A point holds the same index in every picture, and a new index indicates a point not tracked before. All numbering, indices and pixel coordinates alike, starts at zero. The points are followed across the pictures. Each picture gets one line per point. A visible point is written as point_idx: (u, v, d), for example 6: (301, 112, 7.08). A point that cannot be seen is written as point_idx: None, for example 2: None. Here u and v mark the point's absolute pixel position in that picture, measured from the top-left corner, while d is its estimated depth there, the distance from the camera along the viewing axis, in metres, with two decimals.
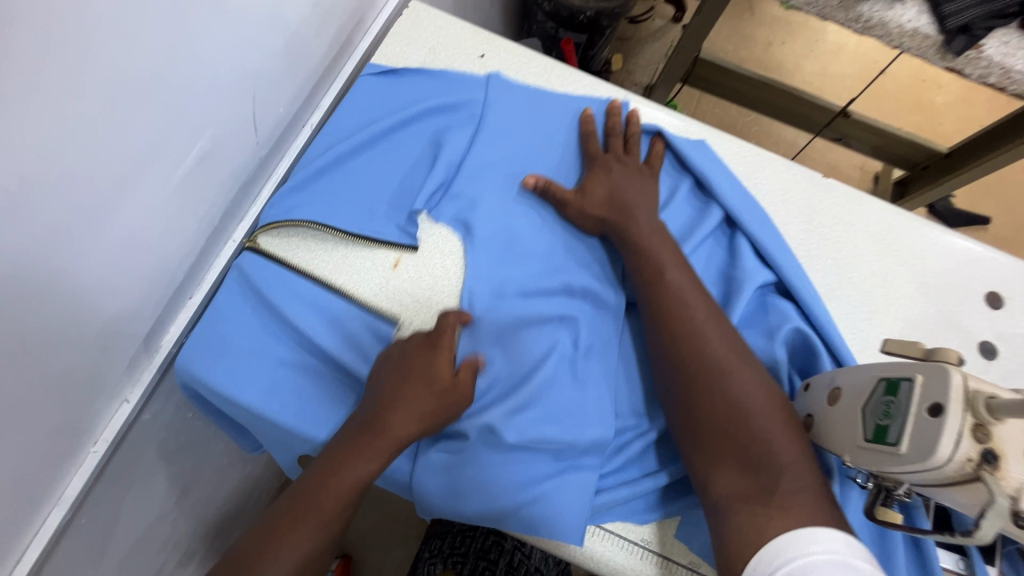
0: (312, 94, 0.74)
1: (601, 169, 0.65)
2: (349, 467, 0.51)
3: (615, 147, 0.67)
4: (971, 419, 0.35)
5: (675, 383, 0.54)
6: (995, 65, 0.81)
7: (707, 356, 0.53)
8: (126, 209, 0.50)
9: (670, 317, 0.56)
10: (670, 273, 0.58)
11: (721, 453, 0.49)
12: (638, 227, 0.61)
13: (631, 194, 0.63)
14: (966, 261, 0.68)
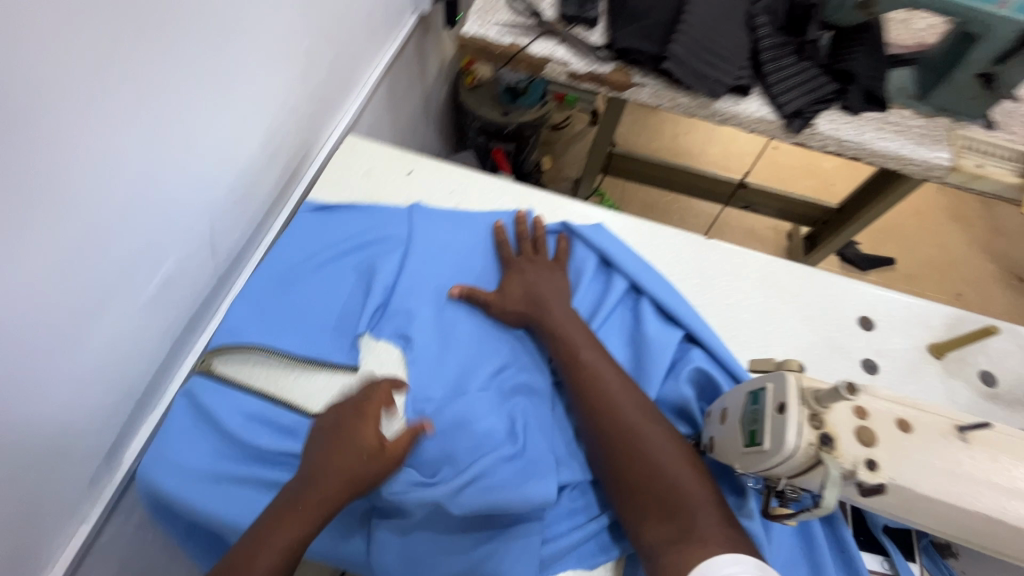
0: (265, 218, 0.85)
1: (516, 271, 0.76)
2: (271, 542, 0.53)
3: (525, 250, 0.78)
4: (807, 411, 0.44)
5: (602, 450, 0.60)
6: (830, 139, 0.99)
7: (625, 422, 0.60)
8: (93, 335, 0.57)
9: (589, 391, 0.63)
10: (583, 353, 0.66)
11: (645, 508, 0.55)
12: (554, 316, 0.70)
13: (543, 289, 0.73)
14: (837, 292, 0.80)
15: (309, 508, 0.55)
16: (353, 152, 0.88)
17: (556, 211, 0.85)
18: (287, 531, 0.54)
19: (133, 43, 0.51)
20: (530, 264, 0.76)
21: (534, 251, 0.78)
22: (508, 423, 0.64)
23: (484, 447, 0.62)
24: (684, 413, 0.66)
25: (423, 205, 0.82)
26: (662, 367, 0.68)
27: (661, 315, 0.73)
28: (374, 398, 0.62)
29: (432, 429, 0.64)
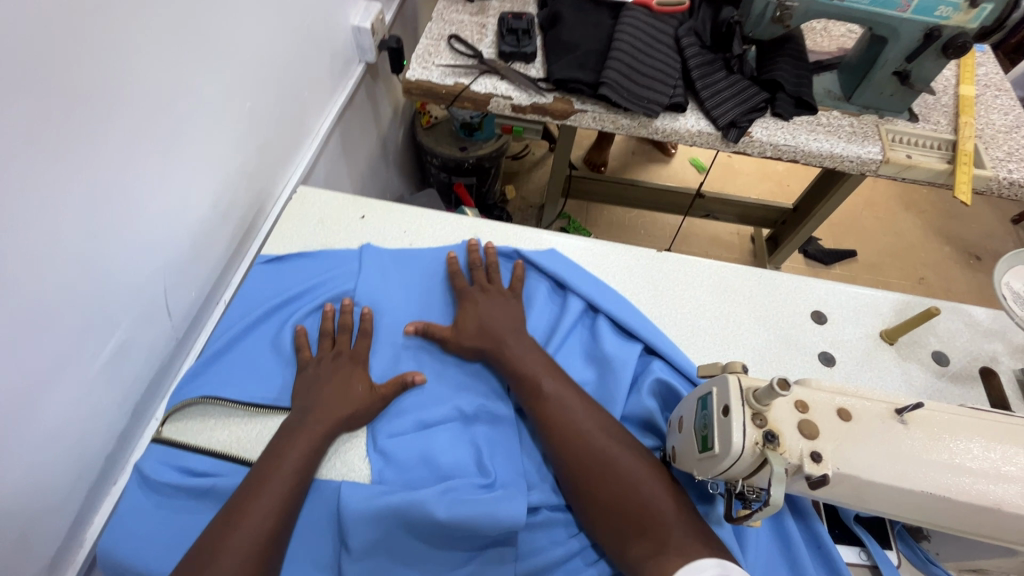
0: (224, 275, 0.86)
1: (470, 303, 0.76)
2: (286, 459, 0.60)
3: (478, 279, 0.79)
4: (750, 411, 0.45)
5: (575, 478, 0.59)
6: (766, 144, 1.03)
7: (594, 446, 0.59)
8: (45, 411, 0.56)
9: (555, 422, 0.62)
10: (545, 384, 0.65)
11: (623, 528, 0.54)
12: (512, 349, 0.70)
13: (498, 323, 0.73)
14: (789, 291, 0.83)
15: (261, 506, 0.56)
16: (306, 201, 0.89)
17: (509, 241, 0.87)
18: (254, 512, 0.55)
19: (67, 121, 0.52)
20: (481, 294, 0.77)
21: (487, 281, 0.79)
22: (475, 452, 0.65)
23: (452, 477, 0.63)
24: (651, 426, 0.67)
25: (373, 244, 0.84)
26: (624, 382, 0.69)
27: (620, 331, 0.74)
28: (323, 388, 0.67)
29: (404, 464, 0.64)
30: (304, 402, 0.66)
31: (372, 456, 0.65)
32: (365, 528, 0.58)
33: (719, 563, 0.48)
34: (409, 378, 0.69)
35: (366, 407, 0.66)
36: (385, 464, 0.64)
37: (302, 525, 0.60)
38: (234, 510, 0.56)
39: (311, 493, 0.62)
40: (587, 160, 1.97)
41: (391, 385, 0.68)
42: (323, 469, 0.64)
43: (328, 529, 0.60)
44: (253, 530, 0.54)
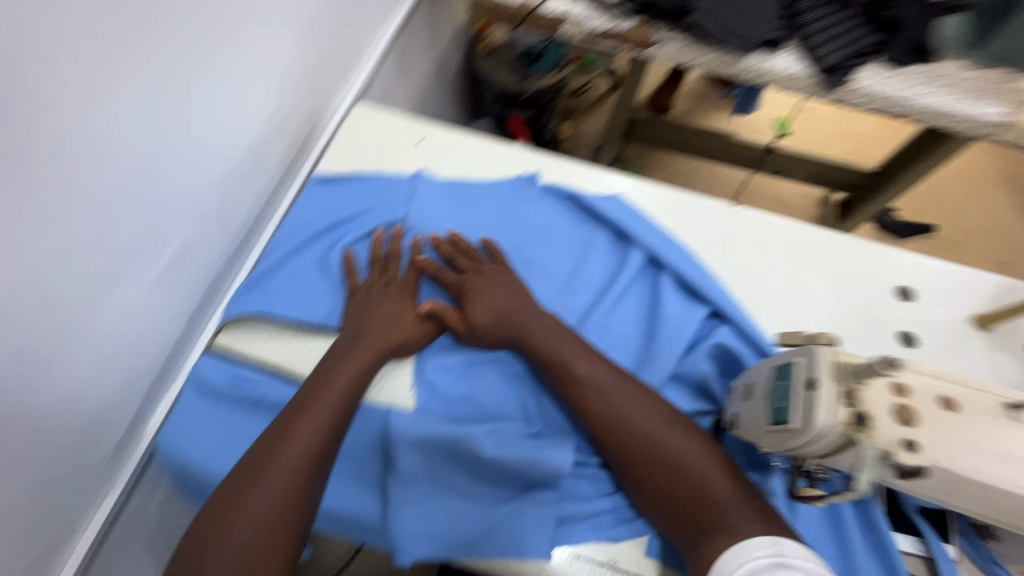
0: (277, 190, 0.84)
1: (473, 291, 0.68)
2: (337, 376, 0.60)
3: (464, 263, 0.71)
4: (841, 388, 0.41)
5: (621, 460, 0.56)
6: (871, 94, 0.91)
7: (638, 428, 0.56)
8: (108, 310, 0.57)
9: (595, 402, 0.59)
10: (579, 367, 0.60)
11: (674, 508, 0.53)
12: (535, 331, 0.64)
13: (513, 307, 0.66)
14: (876, 262, 0.75)
15: (311, 420, 0.57)
16: (363, 121, 0.85)
17: (574, 179, 0.83)
18: (308, 423, 0.56)
19: (127, 9, 0.48)
20: (480, 276, 0.69)
21: (473, 262, 0.71)
22: (522, 395, 0.64)
23: (499, 420, 0.62)
24: (704, 390, 0.63)
25: (426, 172, 0.81)
26: (681, 342, 0.65)
27: (683, 290, 0.70)
28: (370, 317, 0.66)
29: (451, 400, 0.63)
30: (353, 327, 0.65)
31: (418, 387, 0.64)
32: (411, 453, 0.58)
33: (773, 541, 0.45)
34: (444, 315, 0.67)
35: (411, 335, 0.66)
36: (433, 396, 0.64)
37: (350, 444, 0.61)
38: (285, 423, 0.57)
39: (360, 415, 0.62)
40: (652, 101, 1.84)
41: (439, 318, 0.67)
42: (372, 392, 0.64)
43: (373, 452, 0.61)
44: (304, 443, 0.55)
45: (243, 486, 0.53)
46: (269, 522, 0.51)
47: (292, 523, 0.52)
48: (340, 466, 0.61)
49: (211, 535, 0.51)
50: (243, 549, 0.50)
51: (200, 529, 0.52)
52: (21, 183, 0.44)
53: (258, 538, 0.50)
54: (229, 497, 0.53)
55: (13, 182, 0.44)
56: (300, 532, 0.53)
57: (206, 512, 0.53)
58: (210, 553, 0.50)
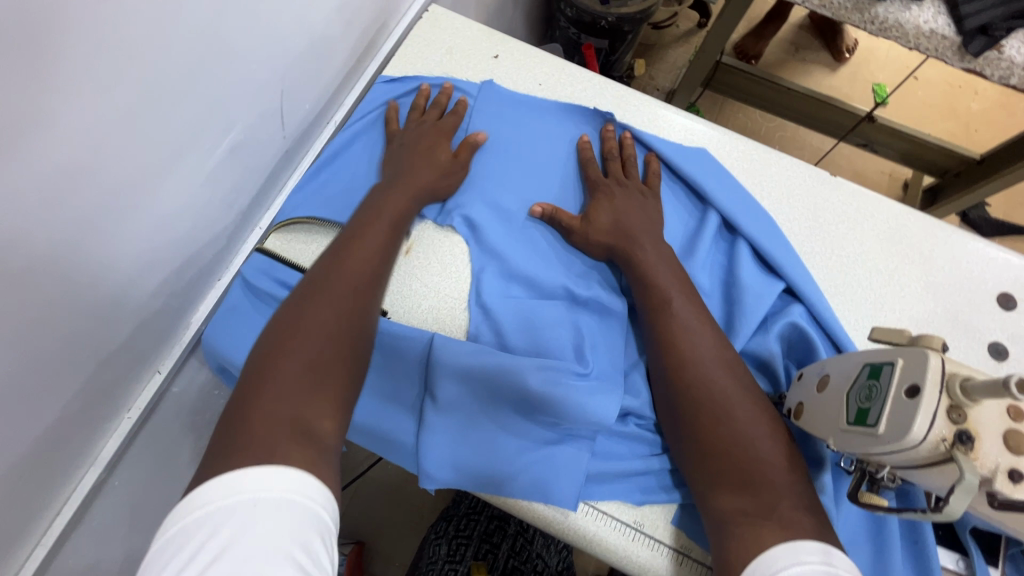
0: (338, 92, 0.80)
1: (603, 195, 0.67)
2: (384, 210, 0.61)
3: (614, 171, 0.69)
4: (947, 401, 0.36)
5: (681, 407, 0.53)
6: (1017, 66, 0.78)
7: (713, 382, 0.53)
8: (160, 195, 0.56)
9: (676, 339, 0.56)
10: (675, 302, 0.58)
11: (718, 476, 0.49)
12: (644, 254, 0.61)
13: (634, 220, 0.64)
14: (978, 262, 0.67)
15: (360, 254, 0.57)
16: (434, 28, 0.79)
17: (655, 123, 0.75)
18: (361, 245, 0.58)
19: None
20: (616, 185, 0.68)
21: (624, 170, 0.70)
22: (575, 336, 0.61)
23: (548, 355, 0.59)
24: (766, 370, 0.59)
25: (496, 91, 0.75)
26: (754, 317, 0.61)
27: (760, 264, 0.64)
28: (399, 180, 0.64)
29: (503, 335, 0.61)
30: (386, 182, 0.65)
31: (472, 311, 0.62)
32: (454, 385, 0.58)
33: (824, 548, 0.42)
34: (472, 137, 0.70)
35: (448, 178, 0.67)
36: (482, 324, 0.61)
37: (393, 368, 0.60)
38: (332, 260, 0.56)
39: (404, 342, 0.60)
40: (739, 46, 1.67)
41: (461, 149, 0.69)
42: (417, 320, 0.63)
43: (411, 378, 0.60)
44: (357, 272, 0.56)
45: (299, 313, 0.52)
46: (343, 319, 0.52)
47: (353, 340, 0.52)
48: (380, 385, 0.60)
49: (276, 345, 0.49)
50: (309, 360, 0.48)
51: (257, 359, 0.49)
52: (70, 42, 0.41)
53: (332, 335, 0.51)
54: (284, 326, 0.51)
55: (62, 40, 0.40)
56: (360, 354, 0.52)
57: (257, 349, 0.50)
58: (272, 370, 0.47)
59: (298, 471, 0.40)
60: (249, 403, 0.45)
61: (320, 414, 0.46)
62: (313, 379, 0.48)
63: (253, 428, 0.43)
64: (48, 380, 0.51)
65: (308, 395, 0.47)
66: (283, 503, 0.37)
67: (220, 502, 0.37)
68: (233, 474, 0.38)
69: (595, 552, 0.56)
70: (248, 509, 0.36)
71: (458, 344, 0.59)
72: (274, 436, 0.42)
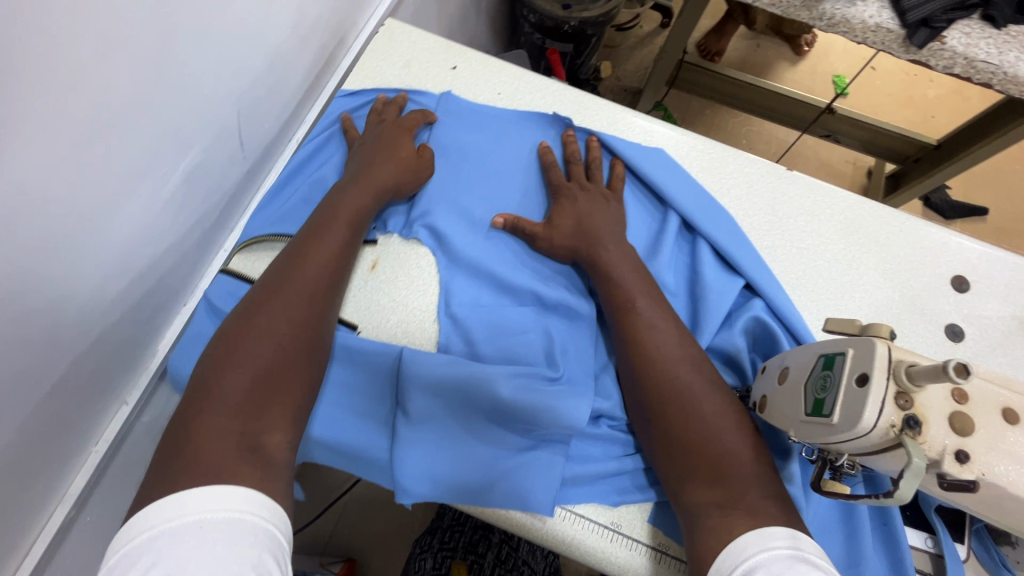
0: (298, 110, 0.79)
1: (566, 199, 0.67)
2: (342, 212, 0.61)
3: (576, 174, 0.70)
4: (895, 387, 0.37)
5: (648, 404, 0.54)
6: (958, 56, 0.81)
7: (677, 379, 0.54)
8: (116, 225, 0.55)
9: (638, 337, 0.57)
10: (639, 302, 0.58)
11: (687, 470, 0.50)
12: (609, 255, 0.62)
13: (597, 222, 0.65)
14: (932, 247, 0.69)
15: (317, 257, 0.57)
16: (391, 42, 0.79)
17: (614, 126, 0.76)
18: (316, 251, 0.57)
19: None
20: (579, 188, 0.68)
21: (588, 175, 0.70)
22: (546, 341, 0.61)
23: (520, 362, 0.60)
24: (732, 364, 0.60)
25: (456, 100, 0.75)
26: (719, 313, 0.62)
27: (721, 261, 0.66)
28: (361, 178, 0.65)
29: (473, 346, 0.61)
30: (348, 179, 0.65)
31: (442, 323, 0.62)
32: (426, 398, 0.57)
33: (791, 534, 0.43)
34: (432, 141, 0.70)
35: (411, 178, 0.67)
36: (452, 336, 0.61)
37: (365, 386, 0.60)
38: (287, 263, 0.57)
39: (373, 357, 0.60)
40: (701, 45, 1.70)
41: (424, 150, 0.69)
42: (388, 334, 0.62)
43: (382, 393, 0.60)
44: (313, 276, 0.56)
45: (250, 320, 0.52)
46: (291, 331, 0.52)
47: (304, 348, 0.52)
48: (350, 401, 0.60)
49: (224, 357, 0.50)
50: (257, 370, 0.49)
51: (207, 367, 0.49)
52: (11, 77, 0.40)
53: (278, 349, 0.51)
54: (233, 334, 0.52)
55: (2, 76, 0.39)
56: (314, 360, 0.53)
57: (206, 358, 0.51)
58: (222, 381, 0.48)
59: (250, 492, 0.41)
60: (194, 419, 0.46)
61: (266, 425, 0.47)
62: (261, 390, 0.48)
63: (196, 446, 0.44)
64: (6, 420, 0.50)
65: (258, 407, 0.48)
66: (233, 522, 0.38)
67: (169, 524, 0.37)
68: (184, 494, 0.39)
69: (575, 556, 0.57)
70: (196, 529, 0.37)
71: (428, 355, 0.59)
72: (220, 453, 0.43)
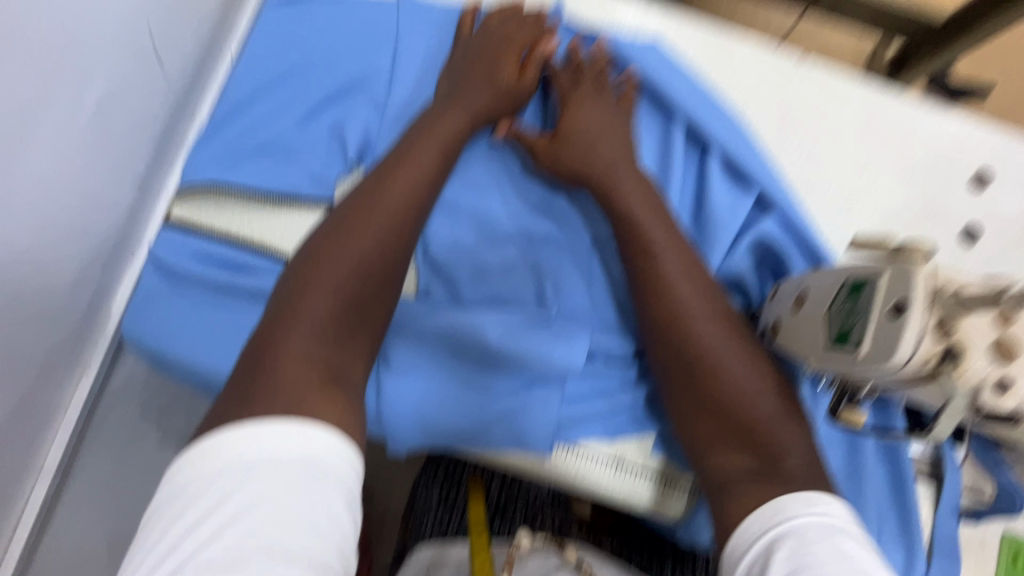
0: (225, 16, 0.66)
1: (574, 115, 0.59)
2: (439, 131, 0.53)
3: (587, 85, 0.60)
4: (934, 316, 0.34)
5: (673, 364, 0.50)
6: None
7: (704, 338, 0.49)
8: (16, 179, 0.46)
9: (661, 293, 0.51)
10: (660, 254, 0.52)
11: (717, 434, 0.48)
12: (624, 193, 0.55)
13: (609, 152, 0.57)
14: (954, 142, 0.63)
15: (409, 177, 0.50)
16: None
17: (604, 15, 0.65)
18: (410, 171, 0.50)
19: None
20: (586, 103, 0.59)
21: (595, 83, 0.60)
22: (535, 279, 0.56)
23: (508, 302, 0.55)
24: (736, 287, 0.57)
25: None
26: (721, 235, 0.57)
27: (728, 173, 0.59)
28: (454, 100, 0.57)
29: (461, 288, 0.56)
30: (439, 102, 0.57)
31: (421, 267, 0.57)
32: (415, 344, 0.54)
33: (828, 499, 0.41)
34: (540, 49, 0.60)
35: (509, 104, 0.59)
36: (433, 281, 0.56)
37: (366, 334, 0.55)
38: (376, 179, 0.49)
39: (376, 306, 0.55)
40: None
41: (528, 66, 0.60)
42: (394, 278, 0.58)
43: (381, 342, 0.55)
44: (402, 200, 0.49)
45: (334, 239, 0.46)
46: (380, 258, 0.46)
47: (393, 277, 0.47)
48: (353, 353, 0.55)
49: (305, 279, 0.44)
50: (344, 296, 0.43)
51: (287, 289, 0.44)
52: None
53: (355, 278, 0.44)
54: (314, 254, 0.45)
55: None
56: (393, 292, 0.47)
57: (290, 277, 0.45)
58: (307, 302, 0.42)
59: (334, 432, 0.35)
60: (268, 342, 0.40)
61: (349, 356, 0.42)
62: (346, 320, 0.43)
63: (278, 369, 0.38)
64: None
65: (343, 334, 0.42)
66: (310, 468, 0.33)
67: (243, 455, 0.33)
68: (262, 426, 0.34)
69: (580, 488, 0.56)
70: (273, 468, 0.33)
71: (411, 303, 0.54)
72: (300, 381, 0.38)
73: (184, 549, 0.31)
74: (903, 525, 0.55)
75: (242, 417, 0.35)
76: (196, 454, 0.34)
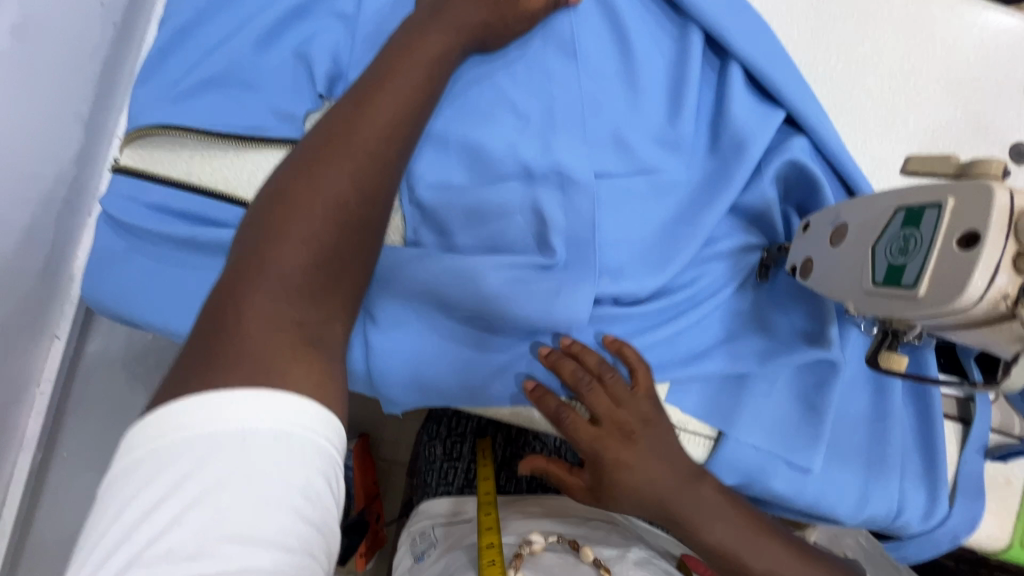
0: None
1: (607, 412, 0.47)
2: (422, 47, 0.45)
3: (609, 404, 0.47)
4: (1014, 248, 0.29)
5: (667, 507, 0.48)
6: None
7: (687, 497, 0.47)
8: None
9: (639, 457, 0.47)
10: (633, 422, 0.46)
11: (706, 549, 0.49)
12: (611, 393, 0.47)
13: (632, 422, 0.47)
14: (1010, 44, 0.55)
15: (388, 105, 0.42)
16: None
17: None
18: (387, 101, 0.42)
19: None
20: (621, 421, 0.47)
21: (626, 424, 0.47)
22: (537, 219, 0.49)
23: (504, 249, 0.50)
24: (760, 220, 0.51)
25: None
26: (748, 160, 0.50)
27: (753, 90, 0.52)
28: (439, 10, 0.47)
29: (452, 233, 0.50)
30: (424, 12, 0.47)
31: (407, 211, 0.51)
32: (403, 296, 0.49)
33: None
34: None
35: (500, 13, 0.49)
36: (422, 226, 0.51)
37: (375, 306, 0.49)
38: (349, 112, 0.42)
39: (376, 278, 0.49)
40: None
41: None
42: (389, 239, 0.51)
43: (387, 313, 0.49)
44: (381, 139, 0.41)
45: (301, 180, 0.39)
46: (356, 204, 0.39)
47: (372, 228, 0.41)
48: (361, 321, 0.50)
49: (270, 228, 0.37)
50: (315, 249, 0.37)
51: (248, 239, 0.37)
52: None
53: (329, 232, 0.38)
54: (277, 199, 0.38)
55: None
56: (373, 244, 0.41)
57: (250, 225, 0.38)
58: (272, 256, 0.36)
59: (309, 400, 0.32)
60: (229, 303, 0.35)
61: (326, 314, 0.37)
62: (321, 279, 0.37)
63: (243, 333, 0.33)
64: None
65: (317, 291, 0.37)
66: (282, 442, 0.30)
67: (201, 431, 0.29)
68: (224, 398, 0.30)
69: None
70: (239, 445, 0.29)
71: (395, 248, 0.49)
72: (269, 347, 0.33)
73: (133, 543, 0.27)
74: (928, 467, 0.53)
75: (200, 391, 0.30)
76: (149, 438, 0.30)
